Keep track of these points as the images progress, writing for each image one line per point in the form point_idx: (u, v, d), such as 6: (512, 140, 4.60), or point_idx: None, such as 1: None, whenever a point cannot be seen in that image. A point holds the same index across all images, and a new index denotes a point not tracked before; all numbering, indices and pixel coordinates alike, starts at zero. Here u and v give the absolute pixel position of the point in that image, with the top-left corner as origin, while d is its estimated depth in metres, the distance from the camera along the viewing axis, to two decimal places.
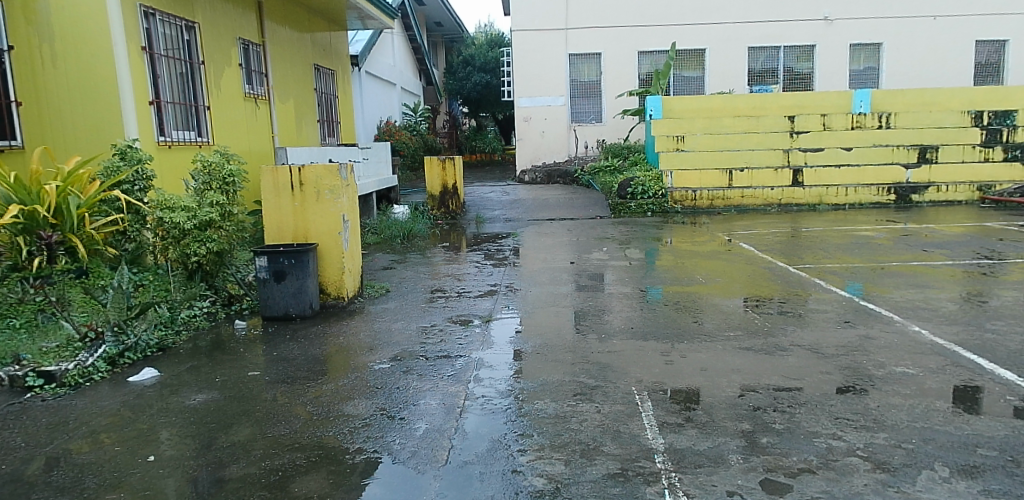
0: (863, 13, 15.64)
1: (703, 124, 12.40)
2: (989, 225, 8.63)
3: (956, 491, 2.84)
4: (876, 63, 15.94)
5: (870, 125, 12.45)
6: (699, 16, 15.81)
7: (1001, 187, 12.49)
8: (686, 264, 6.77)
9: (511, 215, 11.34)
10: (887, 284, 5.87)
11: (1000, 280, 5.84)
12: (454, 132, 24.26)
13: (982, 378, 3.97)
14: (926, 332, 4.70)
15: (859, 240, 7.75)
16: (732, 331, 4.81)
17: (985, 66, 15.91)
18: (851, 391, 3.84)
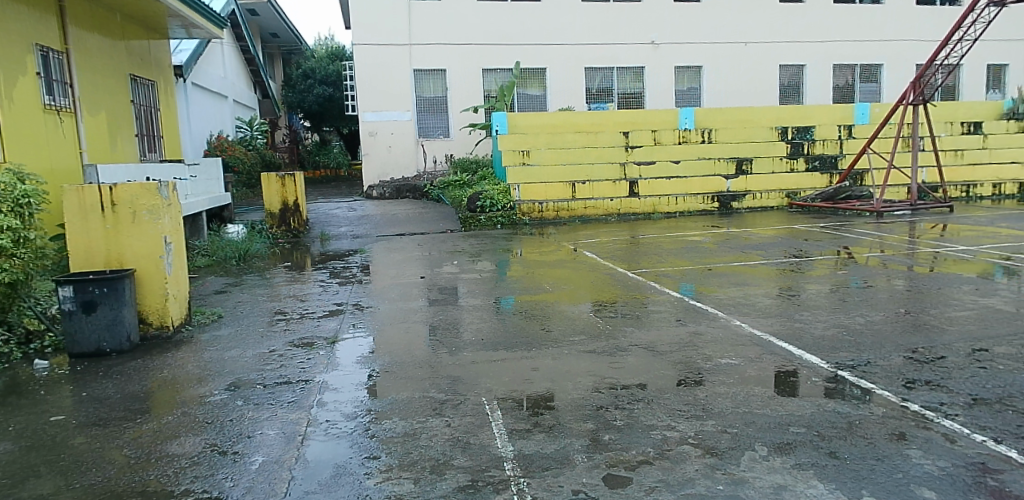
0: (683, 38, 17.10)
1: (545, 140, 13.05)
2: (797, 227, 9.71)
3: (773, 468, 3.13)
4: (698, 84, 17.48)
5: (695, 139, 13.74)
6: (539, 38, 16.50)
7: (805, 193, 13.93)
8: (536, 274, 6.95)
9: (360, 231, 11.04)
10: (714, 284, 6.38)
11: (807, 276, 6.56)
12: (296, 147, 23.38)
13: (792, 363, 4.40)
14: (745, 325, 5.16)
15: (690, 245, 8.39)
16: (577, 336, 4.98)
17: (788, 88, 17.92)
18: (686, 383, 4.12)
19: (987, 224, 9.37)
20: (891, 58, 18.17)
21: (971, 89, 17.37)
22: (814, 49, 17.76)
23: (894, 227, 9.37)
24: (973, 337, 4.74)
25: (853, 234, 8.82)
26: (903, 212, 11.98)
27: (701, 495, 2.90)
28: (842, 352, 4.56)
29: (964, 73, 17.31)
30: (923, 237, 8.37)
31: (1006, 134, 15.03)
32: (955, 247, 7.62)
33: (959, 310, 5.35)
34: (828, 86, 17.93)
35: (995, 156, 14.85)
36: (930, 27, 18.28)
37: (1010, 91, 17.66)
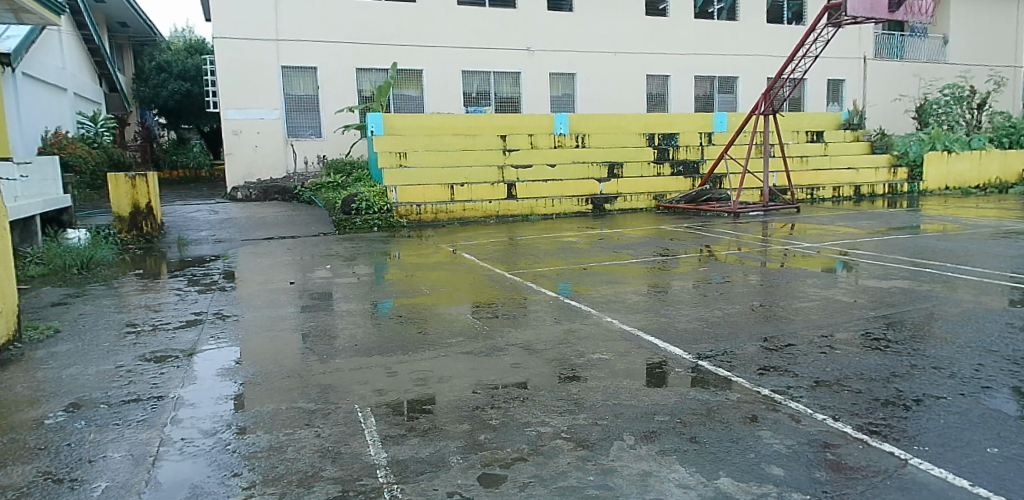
0: (556, 45, 17.62)
1: (421, 144, 13.27)
2: (664, 227, 10.28)
3: (640, 455, 3.27)
4: (571, 90, 18.08)
5: (570, 144, 14.48)
6: (415, 39, 16.37)
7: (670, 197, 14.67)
8: (414, 276, 6.86)
9: (225, 236, 10.39)
10: (588, 282, 6.61)
11: (672, 273, 6.94)
12: (150, 146, 21.74)
13: (657, 355, 4.63)
14: (615, 321, 5.38)
15: (565, 245, 8.65)
16: (453, 338, 4.96)
17: (655, 97, 18.96)
18: (565, 379, 4.22)
19: (828, 223, 10.37)
20: (745, 72, 19.69)
21: (813, 102, 19.20)
22: (677, 60, 18.91)
23: (748, 226, 10.12)
24: (815, 325, 5.22)
25: (713, 233, 9.46)
26: (757, 213, 13.00)
27: (572, 487, 2.96)
28: (702, 344, 4.86)
29: (807, 86, 19.11)
30: (775, 236, 9.11)
31: (844, 142, 17.05)
32: (801, 244, 8.37)
33: (804, 301, 5.87)
34: (690, 95, 19.15)
35: (834, 162, 16.42)
36: (778, 44, 20.00)
37: (846, 104, 19.68)
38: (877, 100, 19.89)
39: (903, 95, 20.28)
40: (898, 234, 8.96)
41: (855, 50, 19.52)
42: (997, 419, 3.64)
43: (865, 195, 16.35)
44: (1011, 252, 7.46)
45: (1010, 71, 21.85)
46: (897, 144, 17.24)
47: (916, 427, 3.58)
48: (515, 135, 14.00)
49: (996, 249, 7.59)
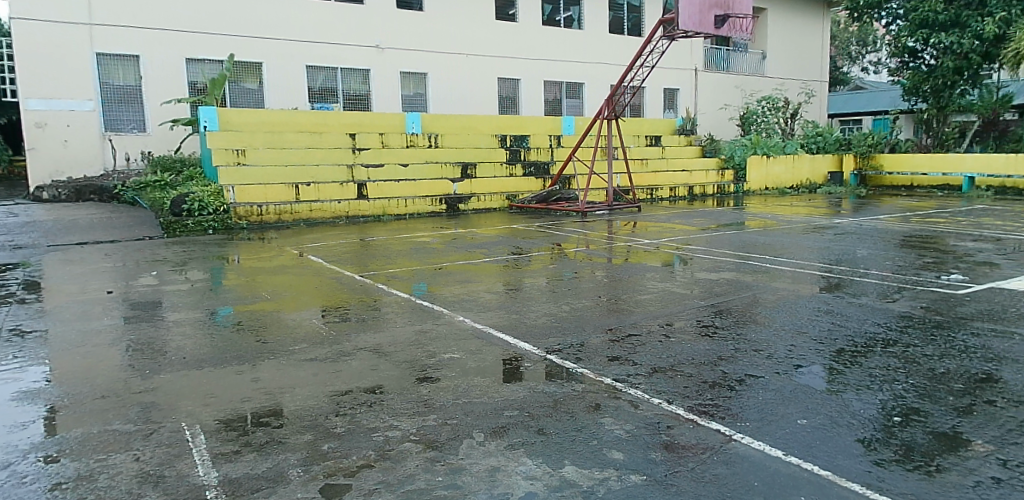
0: (407, 44, 17.45)
1: (262, 140, 12.71)
2: (516, 227, 10.52)
3: (489, 451, 3.28)
4: (423, 89, 17.98)
5: (422, 143, 14.49)
6: (254, 30, 15.50)
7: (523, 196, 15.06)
8: (256, 281, 6.46)
9: (27, 242, 9.16)
10: (442, 282, 6.57)
11: (523, 271, 7.09)
12: None
13: (507, 352, 4.69)
14: (467, 320, 5.39)
15: (418, 245, 8.56)
16: (297, 345, 4.71)
17: (506, 100, 19.35)
18: (424, 380, 4.16)
19: (666, 221, 11.12)
20: (591, 78, 20.67)
21: (652, 109, 20.59)
22: (527, 65, 19.44)
23: (596, 225, 10.59)
24: (654, 315, 5.56)
25: (562, 232, 9.80)
26: (603, 213, 13.71)
27: (421, 489, 2.90)
28: (550, 338, 4.99)
29: (646, 94, 20.46)
30: (619, 233, 9.61)
31: (678, 146, 18.60)
32: (642, 241, 8.90)
33: (644, 293, 6.24)
34: (540, 100, 19.76)
35: (671, 164, 17.74)
36: (619, 53, 21.21)
37: (681, 111, 21.27)
38: (707, 108, 21.67)
39: (729, 104, 22.28)
40: (725, 230, 9.79)
41: (687, 61, 21.22)
42: (805, 393, 4.07)
43: (697, 194, 17.71)
44: (818, 244, 8.42)
45: (817, 86, 24.71)
46: (725, 149, 19.07)
47: (739, 405, 3.90)
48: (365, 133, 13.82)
49: (807, 243, 8.53)
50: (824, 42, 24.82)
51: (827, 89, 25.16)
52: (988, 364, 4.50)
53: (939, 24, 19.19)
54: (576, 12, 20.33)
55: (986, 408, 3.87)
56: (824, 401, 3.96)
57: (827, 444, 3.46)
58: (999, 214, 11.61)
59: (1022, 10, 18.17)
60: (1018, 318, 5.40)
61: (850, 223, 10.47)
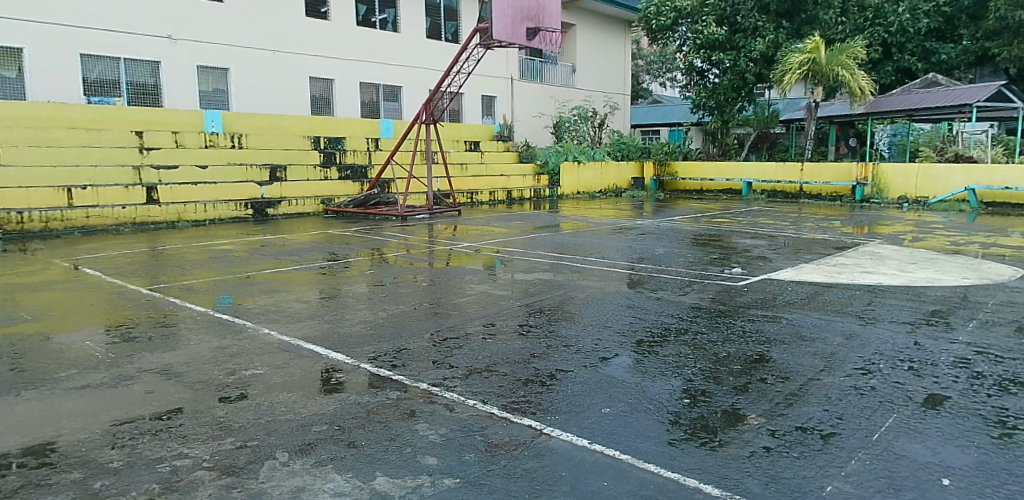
0: (204, 37, 16.14)
1: (22, 136, 11.28)
2: (331, 232, 10.14)
3: (294, 471, 3.07)
4: (224, 86, 16.76)
5: (223, 144, 13.68)
6: (12, 9, 13.39)
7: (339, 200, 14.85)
8: (17, 300, 5.57)
9: None
10: (250, 293, 6.11)
11: (338, 278, 6.82)
12: None
13: (319, 363, 4.46)
14: (274, 332, 5.05)
15: (219, 254, 7.91)
16: (64, 372, 4.10)
17: (319, 100, 18.66)
18: (225, 400, 3.82)
19: (485, 225, 11.37)
20: (408, 82, 20.60)
21: (470, 115, 21.00)
22: (342, 66, 18.88)
23: (417, 229, 10.55)
24: (473, 317, 5.62)
25: (381, 237, 9.63)
26: (423, 217, 13.74)
27: None
28: (364, 347, 4.83)
29: (464, 100, 20.81)
30: (439, 237, 9.65)
31: (496, 152, 19.25)
32: (462, 244, 9.00)
33: (463, 296, 6.28)
34: (355, 101, 19.29)
35: (490, 170, 18.40)
36: (436, 58, 21.38)
37: (498, 118, 21.92)
38: (523, 115, 22.55)
39: (544, 113, 23.38)
40: (541, 232, 10.22)
41: (503, 70, 21.91)
42: (609, 384, 4.33)
43: (516, 198, 18.41)
44: (623, 244, 9.08)
45: (621, 98, 26.75)
46: (540, 154, 19.97)
47: (549, 400, 4.04)
48: (155, 131, 12.76)
49: (613, 243, 9.14)
50: (626, 58, 26.96)
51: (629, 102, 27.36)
52: (760, 345, 5.11)
53: (718, 44, 21.47)
54: (391, 14, 20.11)
55: (759, 385, 4.39)
56: (626, 389, 4.24)
57: (627, 429, 3.69)
58: (770, 214, 13.36)
59: (784, 36, 21.00)
60: (784, 304, 6.21)
61: (651, 224, 11.44)
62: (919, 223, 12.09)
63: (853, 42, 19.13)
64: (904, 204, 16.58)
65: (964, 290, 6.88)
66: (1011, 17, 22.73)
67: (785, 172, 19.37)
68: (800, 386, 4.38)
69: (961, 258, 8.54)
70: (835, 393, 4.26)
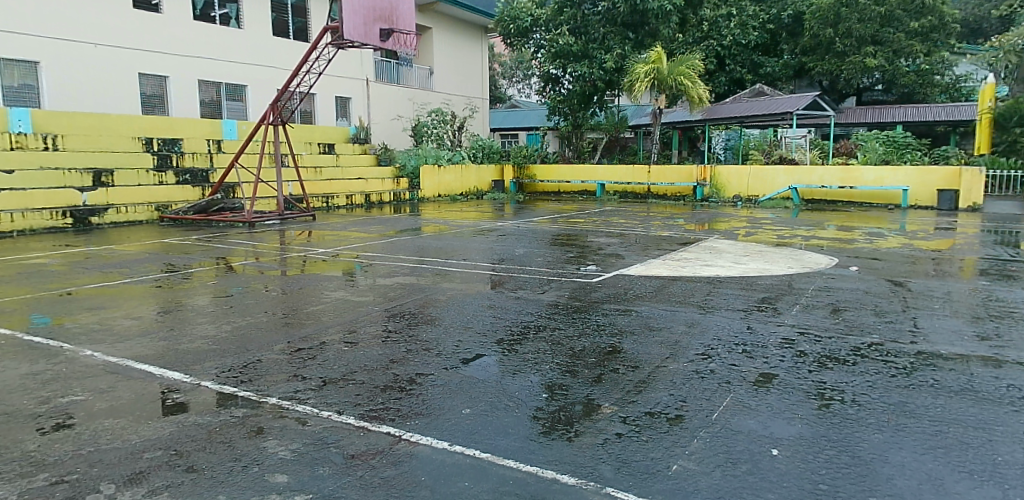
0: (5, 26, 14.27)
1: None
2: (169, 241, 9.38)
3: None
4: (34, 81, 15.01)
5: (33, 146, 12.46)
6: None
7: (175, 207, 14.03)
8: None
9: None
10: (71, 312, 5.48)
11: (177, 290, 6.31)
12: None
13: (152, 384, 4.08)
14: (98, 354, 4.55)
15: (31, 268, 7.04)
16: None
17: (151, 98, 17.24)
18: (38, 431, 3.39)
19: (342, 229, 11.04)
20: (254, 81, 19.51)
21: (323, 117, 20.48)
22: (177, 62, 17.51)
23: (267, 236, 10.02)
24: (329, 326, 5.41)
25: (227, 245, 9.05)
26: (274, 221, 13.14)
27: None
28: (206, 363, 4.49)
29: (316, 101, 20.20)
30: (291, 243, 9.23)
31: (353, 155, 19.00)
32: (316, 250, 8.67)
33: (318, 304, 6.03)
34: (193, 100, 17.98)
35: (345, 173, 18.41)
36: (284, 57, 20.46)
37: (354, 120, 21.48)
38: (380, 118, 22.14)
39: (402, 115, 23.19)
40: (401, 236, 10.10)
41: (357, 71, 21.44)
42: (470, 384, 4.33)
43: (375, 201, 18.55)
44: (483, 245, 9.19)
45: (479, 102, 27.12)
46: (399, 158, 19.98)
47: (409, 405, 3.97)
48: None
49: (474, 244, 9.21)
50: (484, 63, 27.34)
51: (488, 105, 27.82)
52: (613, 338, 5.36)
53: (573, 55, 22.57)
54: (233, 9, 18.99)
55: (612, 376, 4.59)
56: (486, 388, 4.27)
57: (487, 428, 3.71)
58: (621, 214, 14.13)
59: (631, 47, 22.29)
60: (634, 297, 6.57)
61: (510, 225, 11.70)
62: (751, 219, 13.31)
63: (691, 56, 20.73)
64: (738, 202, 18.12)
65: (788, 278, 7.66)
66: (822, 35, 25.78)
67: (635, 174, 20.52)
68: (649, 373, 4.64)
69: (786, 249, 9.49)
70: (680, 378, 4.56)
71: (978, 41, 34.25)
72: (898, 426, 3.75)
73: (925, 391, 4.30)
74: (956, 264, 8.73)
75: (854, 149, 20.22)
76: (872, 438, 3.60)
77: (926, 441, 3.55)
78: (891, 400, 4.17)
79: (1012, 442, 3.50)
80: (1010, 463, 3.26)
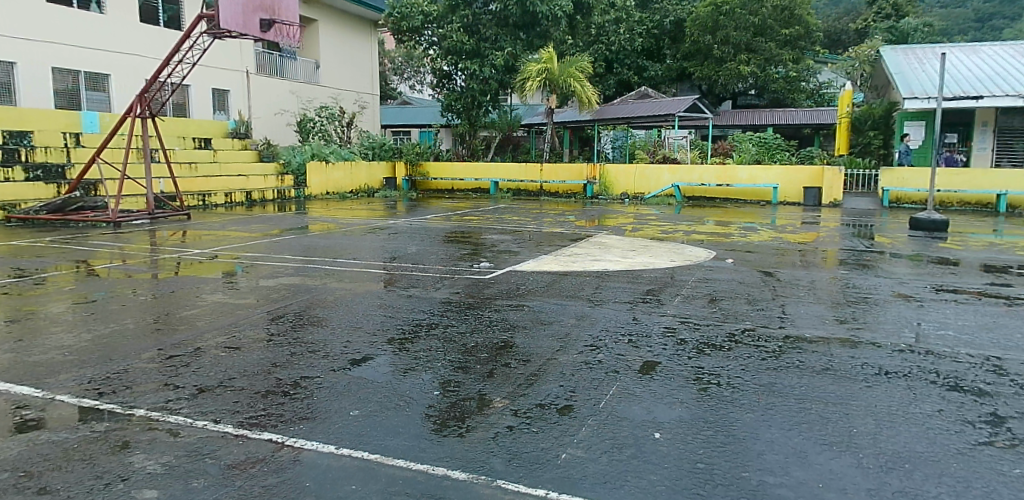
0: None
1: None
2: (19, 243, 8.51)
3: None
4: None
5: None
6: None
7: (25, 206, 12.67)
8: None
9: None
10: None
11: (27, 298, 5.73)
12: None
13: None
14: None
15: None
16: None
17: None
18: None
19: (221, 229, 10.47)
20: (118, 70, 18.07)
21: (199, 110, 19.35)
22: (26, 47, 15.89)
23: (136, 237, 9.31)
24: (206, 331, 5.10)
25: (88, 247, 8.33)
26: (142, 221, 12.26)
27: None
28: (62, 375, 4.11)
29: (190, 93, 19.06)
30: (163, 244, 8.63)
31: (231, 150, 18.74)
32: (191, 251, 8.17)
33: (194, 308, 5.69)
34: (46, 90, 16.41)
35: (224, 169, 17.66)
36: (155, 46, 19.11)
37: (233, 114, 20.47)
38: (262, 112, 21.23)
39: (286, 109, 22.31)
40: (286, 235, 9.70)
41: (237, 63, 20.41)
42: (359, 385, 4.23)
43: (257, 199, 17.90)
44: (374, 244, 9.01)
45: (370, 98, 26.66)
46: (283, 154, 19.60)
47: (293, 409, 3.83)
48: None
49: (365, 243, 9.02)
50: (374, 59, 26.81)
51: (378, 102, 27.32)
52: (505, 333, 5.42)
53: (465, 53, 22.56)
54: None
55: (504, 370, 4.64)
56: (375, 388, 4.19)
57: (377, 428, 3.63)
58: (514, 211, 14.31)
59: (522, 47, 22.62)
60: (526, 292, 6.67)
61: (402, 223, 11.54)
62: (637, 215, 13.90)
63: (580, 57, 21.31)
64: (625, 199, 18.82)
65: (671, 270, 8.06)
66: (701, 42, 27.60)
67: (527, 172, 20.94)
68: (540, 366, 4.73)
69: (670, 244, 9.97)
70: (569, 369, 4.67)
71: (838, 51, 37.51)
72: (767, 405, 4.04)
73: (791, 372, 4.66)
74: (819, 255, 9.53)
75: (731, 150, 21.61)
76: (745, 417, 3.85)
77: (792, 417, 3.84)
78: (762, 381, 4.48)
79: (865, 414, 3.86)
80: (864, 434, 3.59)
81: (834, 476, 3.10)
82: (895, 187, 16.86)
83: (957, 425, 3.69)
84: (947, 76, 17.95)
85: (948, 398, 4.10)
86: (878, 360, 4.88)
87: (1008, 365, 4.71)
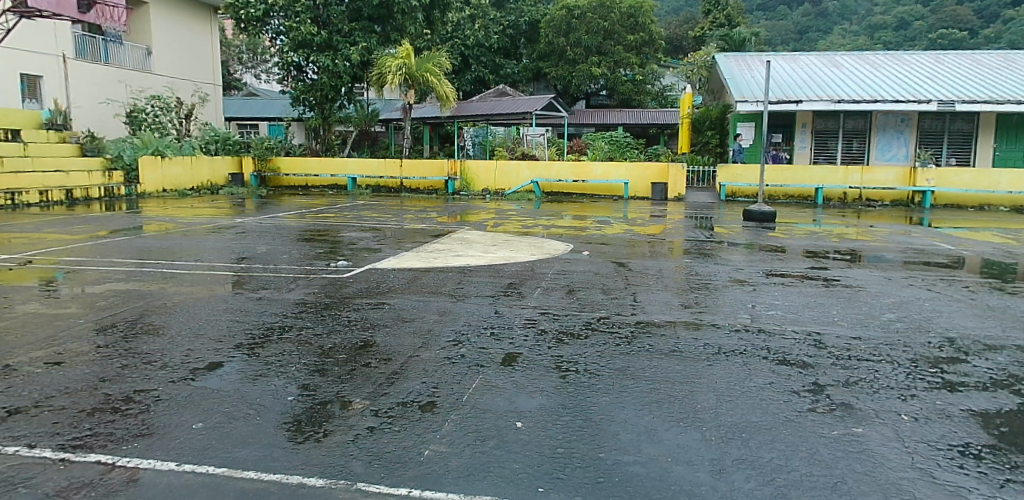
0: None
1: None
2: None
3: None
4: None
5: None
6: None
7: None
8: None
9: None
10: None
11: None
12: None
13: None
14: None
15: None
16: None
17: None
18: None
19: (34, 231, 9.28)
20: None
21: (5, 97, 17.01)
22: None
23: None
24: (17, 346, 4.50)
25: None
26: None
27: None
28: None
29: None
30: None
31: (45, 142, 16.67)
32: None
33: (1, 321, 5.00)
34: None
35: (38, 164, 15.76)
36: None
37: (47, 102, 18.25)
38: (82, 101, 19.16)
39: (114, 99, 20.33)
40: (115, 236, 8.80)
41: (50, 46, 18.19)
42: (202, 396, 3.93)
43: (79, 198, 16.37)
44: (219, 244, 8.41)
45: (211, 89, 24.90)
46: (110, 148, 17.76)
47: (126, 426, 3.48)
48: None
49: (208, 244, 8.40)
50: (214, 47, 25.05)
51: (221, 93, 25.59)
52: (365, 332, 5.28)
53: (315, 45, 21.71)
54: None
55: (364, 370, 4.51)
56: (222, 398, 3.91)
57: (224, 440, 3.39)
58: (373, 208, 14.02)
59: (378, 41, 22.16)
60: (387, 290, 6.55)
61: (250, 221, 10.87)
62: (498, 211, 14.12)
63: (438, 54, 21.26)
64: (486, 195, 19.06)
65: (531, 263, 8.28)
66: (555, 43, 28.89)
67: (386, 168, 20.54)
68: (401, 364, 4.65)
69: (530, 238, 10.23)
70: (431, 365, 4.64)
71: (678, 57, 40.58)
72: (621, 388, 4.25)
73: (642, 355, 4.94)
74: (666, 245, 10.23)
75: (585, 147, 22.42)
76: (601, 401, 4.03)
77: (642, 398, 4.07)
78: (615, 365, 4.71)
79: (707, 391, 4.18)
80: (706, 408, 3.89)
81: (681, 450, 3.33)
82: (731, 182, 18.43)
83: (785, 395, 4.10)
84: (771, 82, 19.93)
85: (777, 372, 4.54)
86: (718, 340, 5.31)
87: (825, 339, 5.31)
